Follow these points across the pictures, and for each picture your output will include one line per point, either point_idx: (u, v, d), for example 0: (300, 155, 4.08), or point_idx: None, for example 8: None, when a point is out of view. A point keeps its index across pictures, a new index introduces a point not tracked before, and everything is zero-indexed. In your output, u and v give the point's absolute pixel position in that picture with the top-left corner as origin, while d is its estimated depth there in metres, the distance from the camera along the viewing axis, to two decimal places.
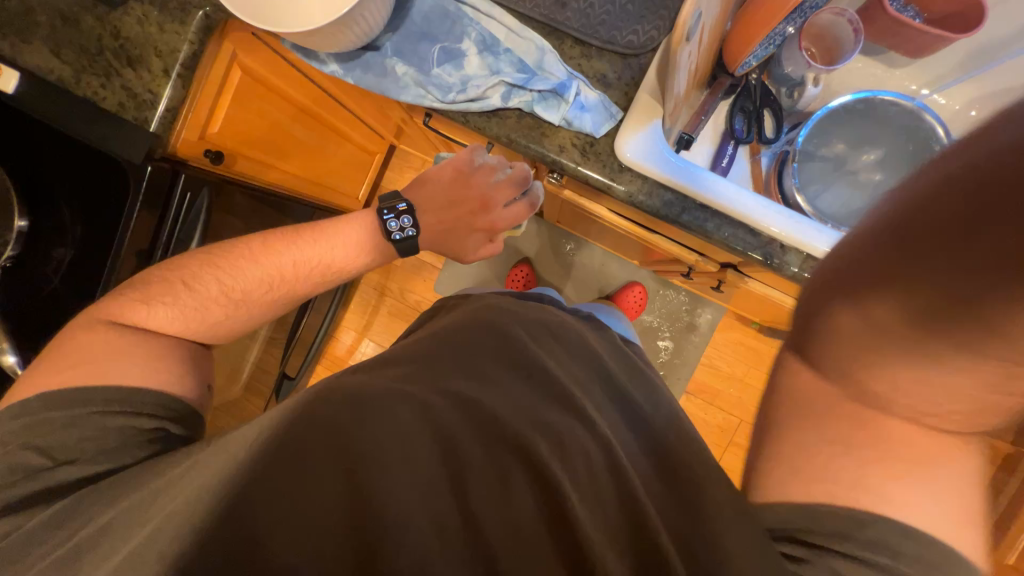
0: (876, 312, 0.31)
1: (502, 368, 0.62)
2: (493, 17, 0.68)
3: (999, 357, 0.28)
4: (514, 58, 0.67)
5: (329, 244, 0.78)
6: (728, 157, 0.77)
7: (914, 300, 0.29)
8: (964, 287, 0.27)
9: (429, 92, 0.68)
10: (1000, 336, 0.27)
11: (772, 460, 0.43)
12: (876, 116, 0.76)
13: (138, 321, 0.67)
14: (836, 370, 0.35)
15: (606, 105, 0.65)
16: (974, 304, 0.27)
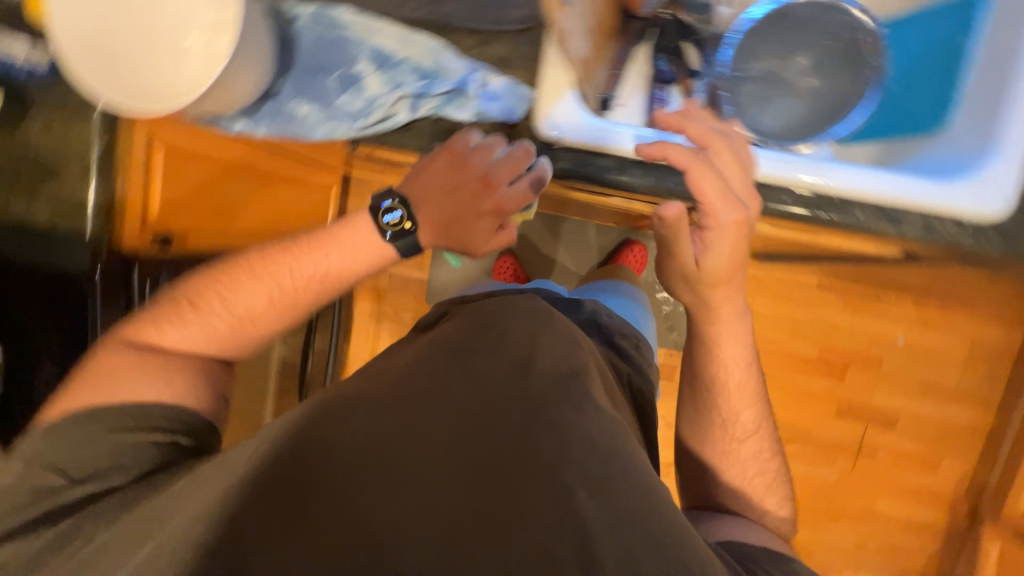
0: (694, 384, 0.78)
1: (500, 363, 0.59)
2: (380, 31, 0.65)
3: (722, 408, 0.75)
4: (411, 66, 0.64)
5: (321, 249, 0.70)
6: (660, 100, 0.76)
7: (692, 383, 0.78)
8: (694, 374, 0.78)
9: (339, 124, 0.67)
10: (720, 399, 0.75)
11: (720, 522, 0.70)
12: (796, 20, 0.72)
13: (153, 340, 0.69)
14: (726, 442, 0.75)
15: (515, 86, 0.64)
16: (708, 390, 0.76)
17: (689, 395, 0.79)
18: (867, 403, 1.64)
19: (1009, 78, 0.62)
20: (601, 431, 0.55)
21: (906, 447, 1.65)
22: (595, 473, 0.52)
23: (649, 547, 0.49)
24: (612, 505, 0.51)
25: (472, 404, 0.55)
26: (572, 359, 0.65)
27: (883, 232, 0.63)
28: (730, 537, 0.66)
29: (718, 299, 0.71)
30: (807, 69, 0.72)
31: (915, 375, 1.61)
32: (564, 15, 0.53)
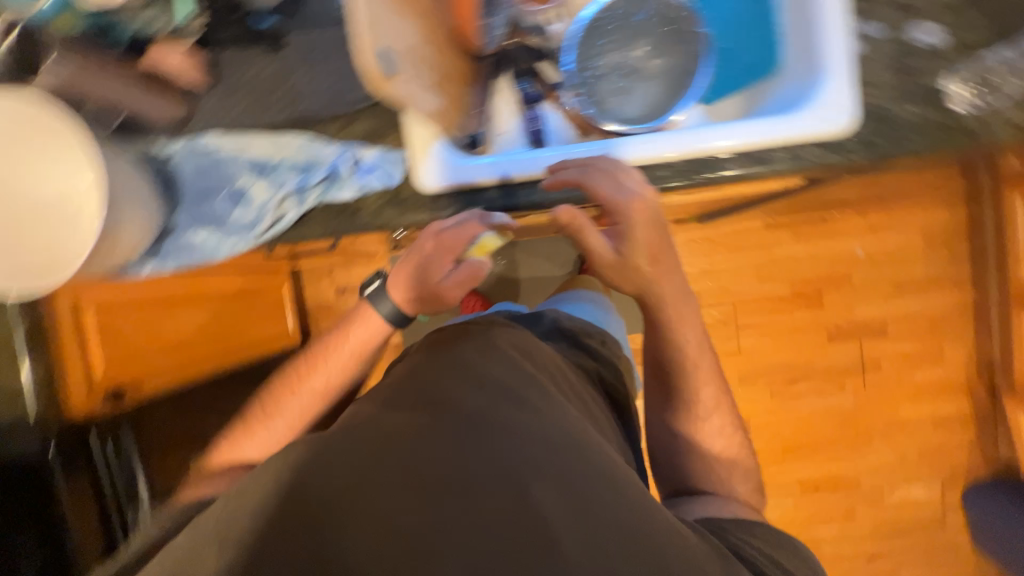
0: (662, 357, 0.82)
1: (459, 386, 0.59)
2: (248, 142, 0.67)
3: (687, 383, 0.81)
4: (287, 165, 0.67)
5: (349, 336, 0.85)
6: (531, 120, 0.83)
7: (657, 362, 0.83)
8: (658, 351, 0.83)
9: (237, 238, 0.69)
10: (682, 374, 0.81)
11: (698, 501, 0.77)
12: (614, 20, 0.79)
13: (229, 453, 0.83)
14: (696, 413, 0.81)
15: (387, 154, 0.67)
16: (668, 365, 0.82)
17: (652, 374, 0.85)
18: (853, 318, 1.66)
19: (814, 15, 0.65)
20: (557, 435, 0.56)
21: (904, 347, 1.66)
22: (551, 474, 0.51)
23: (617, 539, 0.49)
24: (573, 501, 0.50)
25: (431, 435, 0.51)
26: (509, 360, 0.65)
27: (753, 172, 0.67)
28: (708, 515, 0.73)
29: (652, 272, 0.75)
30: (649, 55, 0.79)
31: (886, 277, 1.64)
32: (408, 85, 0.56)
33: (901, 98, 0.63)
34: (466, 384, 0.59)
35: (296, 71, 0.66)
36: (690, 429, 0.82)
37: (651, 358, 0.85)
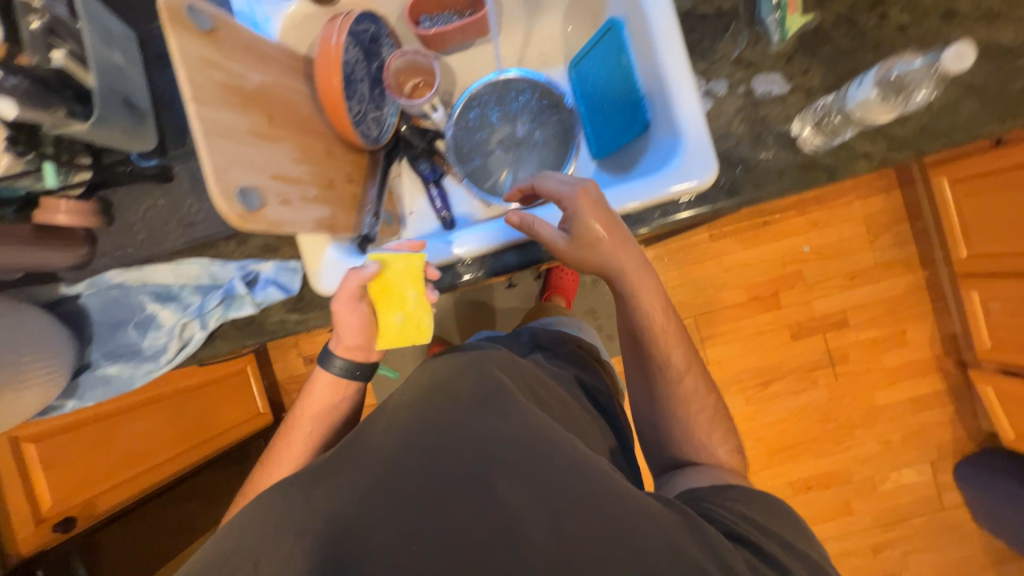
0: (636, 335, 0.72)
1: (425, 402, 0.53)
2: (150, 273, 0.70)
3: (666, 358, 0.71)
4: (192, 288, 0.70)
5: (313, 400, 0.71)
6: (437, 197, 0.85)
7: (631, 342, 0.73)
8: (627, 334, 0.73)
9: (148, 366, 0.70)
10: (655, 352, 0.71)
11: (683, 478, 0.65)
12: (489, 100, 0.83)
13: None
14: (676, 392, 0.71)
15: (284, 264, 0.70)
16: (643, 341, 0.71)
17: (632, 354, 0.74)
18: (812, 313, 1.68)
19: (662, 72, 0.68)
20: (522, 431, 0.49)
21: (870, 332, 1.67)
22: (512, 472, 0.46)
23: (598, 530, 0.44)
24: (540, 498, 0.45)
25: (379, 462, 0.48)
26: (473, 361, 0.59)
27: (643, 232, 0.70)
28: (689, 487, 0.62)
29: (609, 248, 0.65)
30: (530, 127, 0.83)
31: (837, 269, 1.66)
32: (279, 210, 0.60)
33: (757, 144, 0.67)
34: (425, 393, 0.54)
35: (186, 198, 0.69)
36: (674, 404, 0.71)
37: (626, 335, 0.74)
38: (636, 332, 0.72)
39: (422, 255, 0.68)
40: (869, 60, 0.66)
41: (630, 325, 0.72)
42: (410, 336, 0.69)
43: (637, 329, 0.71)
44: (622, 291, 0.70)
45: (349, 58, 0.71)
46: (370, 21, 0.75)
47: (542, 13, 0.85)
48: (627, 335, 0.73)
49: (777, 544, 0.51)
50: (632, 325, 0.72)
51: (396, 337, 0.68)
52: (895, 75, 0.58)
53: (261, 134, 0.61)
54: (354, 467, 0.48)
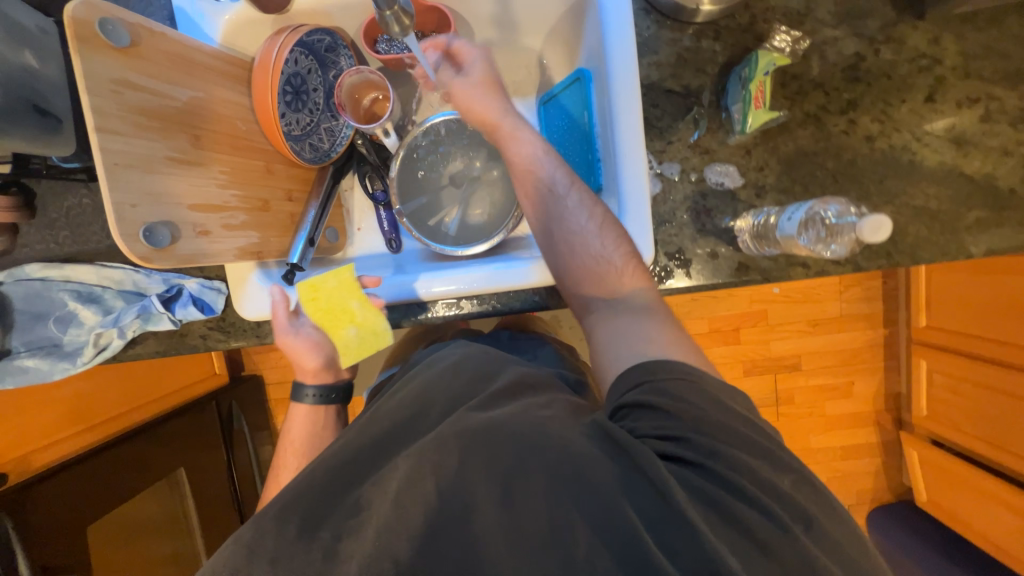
0: (530, 197, 0.61)
1: (438, 411, 0.50)
2: (70, 274, 0.68)
3: (573, 224, 0.58)
4: (114, 293, 0.70)
5: (292, 437, 0.72)
6: (386, 221, 0.82)
7: (532, 213, 0.62)
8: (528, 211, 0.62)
9: (66, 364, 0.70)
10: (552, 226, 0.59)
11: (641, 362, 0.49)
12: (449, 134, 0.78)
13: None
14: (594, 281, 0.57)
15: (209, 283, 0.70)
16: (547, 210, 0.60)
17: (532, 212, 0.62)
18: (769, 354, 1.60)
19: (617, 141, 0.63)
20: (522, 423, 0.44)
21: (820, 379, 1.61)
22: (489, 477, 0.41)
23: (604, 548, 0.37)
24: (512, 521, 0.39)
25: (381, 479, 0.44)
26: (487, 367, 0.54)
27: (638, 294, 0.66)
28: (629, 363, 0.49)
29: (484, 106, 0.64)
30: (485, 167, 0.79)
31: (802, 314, 1.57)
32: (196, 242, 0.59)
33: (697, 237, 0.65)
34: (414, 395, 0.52)
35: None
36: (587, 262, 0.57)
37: (528, 203, 0.62)
38: (529, 196, 0.61)
39: (348, 266, 0.68)
40: (828, 167, 0.64)
41: (525, 188, 0.62)
42: (371, 344, 0.69)
43: (529, 190, 0.61)
44: (515, 159, 0.62)
45: (299, 69, 0.69)
46: (325, 32, 0.70)
47: (515, 42, 0.79)
48: (539, 218, 0.61)
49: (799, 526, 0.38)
50: (524, 188, 0.62)
51: (359, 347, 0.69)
52: (828, 216, 0.56)
53: (184, 159, 0.58)
54: (324, 509, 0.44)
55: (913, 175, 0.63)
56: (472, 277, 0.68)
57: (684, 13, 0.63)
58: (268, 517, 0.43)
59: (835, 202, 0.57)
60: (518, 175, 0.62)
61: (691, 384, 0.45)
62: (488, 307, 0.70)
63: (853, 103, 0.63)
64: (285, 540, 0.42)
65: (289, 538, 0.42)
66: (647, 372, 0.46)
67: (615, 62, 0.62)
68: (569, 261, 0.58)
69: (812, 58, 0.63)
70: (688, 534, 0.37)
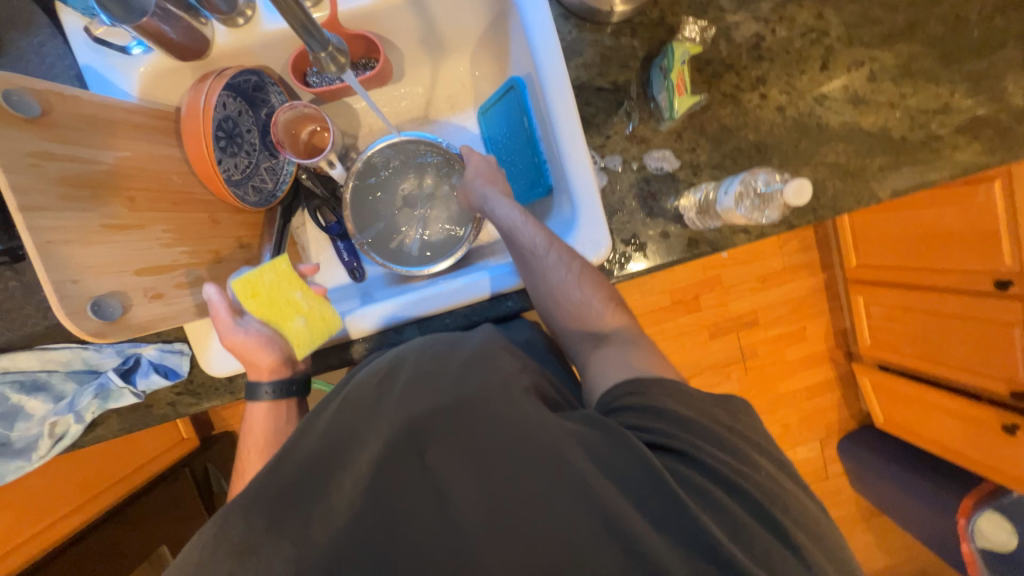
0: (521, 260, 0.61)
1: (407, 390, 0.51)
2: (8, 365, 0.63)
3: (564, 279, 0.57)
4: (65, 376, 0.65)
5: (256, 436, 0.63)
6: (344, 250, 0.81)
7: (524, 271, 0.61)
8: (520, 269, 0.62)
9: (23, 460, 0.65)
10: (541, 281, 0.59)
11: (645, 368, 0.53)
12: (394, 158, 0.78)
13: None
14: (593, 323, 0.58)
15: (169, 347, 0.67)
16: (536, 270, 0.59)
17: (522, 269, 0.61)
18: (728, 314, 1.70)
19: (562, 148, 0.66)
20: (498, 404, 0.48)
21: (777, 328, 1.72)
22: (471, 462, 0.44)
23: (573, 503, 0.41)
24: (500, 499, 0.42)
25: (352, 471, 0.45)
26: (448, 353, 0.56)
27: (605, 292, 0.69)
28: (617, 377, 0.51)
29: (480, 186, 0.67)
30: (437, 183, 0.80)
31: (751, 271, 1.68)
32: (147, 308, 0.56)
33: (647, 221, 0.69)
34: (376, 384, 0.53)
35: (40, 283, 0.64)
36: (581, 313, 0.58)
37: (518, 262, 0.61)
38: (520, 259, 0.61)
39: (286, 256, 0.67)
40: (751, 139, 0.70)
41: (515, 252, 0.61)
42: (323, 328, 0.67)
43: (518, 253, 0.61)
44: (502, 225, 0.62)
45: (229, 113, 0.67)
46: (251, 71, 0.68)
47: (445, 58, 0.81)
48: (531, 274, 0.60)
49: (766, 473, 0.44)
50: (513, 250, 0.61)
51: (312, 335, 0.66)
52: (757, 186, 0.64)
53: (121, 224, 0.55)
54: (301, 498, 0.44)
55: (823, 136, 0.70)
56: (444, 295, 0.68)
57: (600, 15, 0.67)
58: (239, 511, 0.43)
59: (762, 174, 0.65)
60: (508, 241, 0.62)
61: (678, 392, 0.47)
62: (464, 320, 0.71)
63: (762, 79, 0.69)
64: (256, 536, 0.42)
65: (259, 531, 0.42)
66: (641, 380, 0.48)
67: (547, 71, 0.64)
68: (565, 312, 0.59)
69: (721, 43, 0.69)
70: (649, 478, 0.41)
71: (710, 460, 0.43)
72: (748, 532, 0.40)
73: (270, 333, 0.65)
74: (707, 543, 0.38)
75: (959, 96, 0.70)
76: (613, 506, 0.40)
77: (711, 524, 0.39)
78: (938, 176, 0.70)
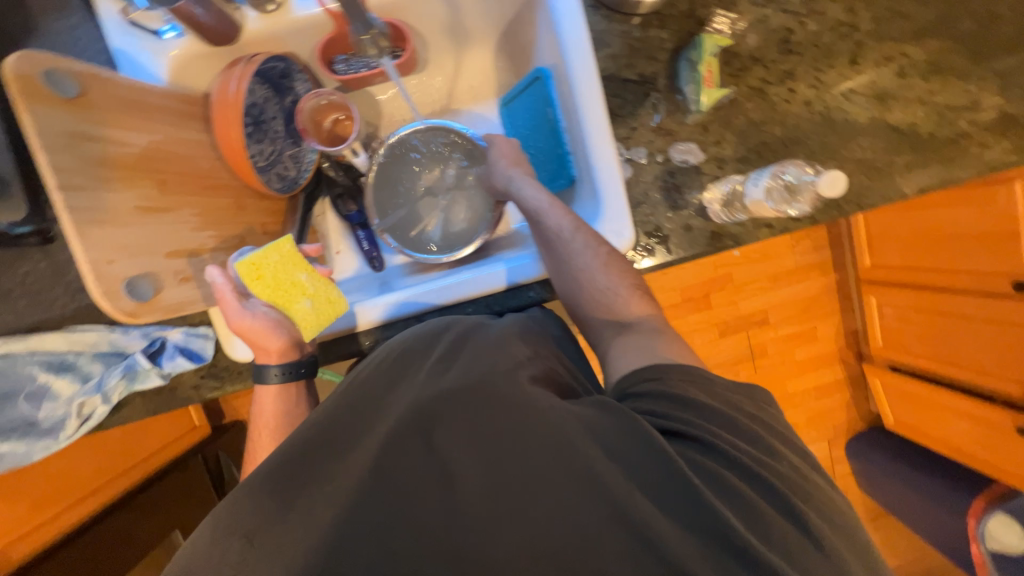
0: (545, 243, 0.61)
1: (425, 372, 0.50)
2: (37, 345, 0.63)
3: (588, 264, 0.58)
4: (92, 357, 0.66)
5: (266, 418, 0.63)
6: (365, 239, 0.81)
7: (547, 256, 0.61)
8: (543, 254, 0.62)
9: (49, 440, 0.65)
10: (565, 266, 0.59)
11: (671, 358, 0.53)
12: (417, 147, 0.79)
13: None
14: (614, 311, 0.57)
15: (194, 331, 0.67)
16: (560, 254, 0.60)
17: (545, 253, 0.61)
18: (739, 313, 1.69)
19: (588, 136, 0.66)
20: (510, 389, 0.46)
21: (787, 328, 1.71)
22: (478, 446, 0.43)
23: (581, 490, 0.39)
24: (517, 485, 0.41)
25: (363, 453, 0.44)
26: (459, 340, 0.55)
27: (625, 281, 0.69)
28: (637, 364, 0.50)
29: (504, 170, 0.67)
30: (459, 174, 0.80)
31: (763, 270, 1.68)
32: (176, 291, 0.57)
33: (670, 214, 0.69)
34: (388, 366, 0.53)
35: (69, 264, 0.65)
36: (602, 299, 0.58)
37: (542, 245, 0.61)
38: (545, 243, 0.61)
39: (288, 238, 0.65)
40: (776, 133, 0.69)
41: (539, 236, 0.61)
42: (330, 312, 0.65)
43: (543, 238, 0.61)
44: (526, 208, 0.62)
45: (257, 99, 0.67)
46: (278, 58, 0.68)
47: (470, 50, 0.81)
48: (554, 258, 0.60)
49: (794, 464, 0.43)
50: (537, 234, 0.61)
51: (319, 318, 0.65)
52: (786, 178, 0.66)
53: (152, 206, 0.55)
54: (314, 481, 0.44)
55: (850, 132, 0.70)
56: (465, 283, 0.68)
57: (628, 6, 0.66)
58: (251, 488, 0.43)
59: (790, 166, 0.67)
60: (532, 225, 0.62)
61: (701, 380, 0.47)
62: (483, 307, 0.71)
63: (790, 73, 0.69)
64: (264, 514, 0.42)
65: (266, 508, 0.42)
66: (665, 365, 0.48)
67: (575, 58, 0.64)
68: (587, 298, 0.58)
69: (749, 35, 0.69)
70: (661, 467, 0.40)
71: (730, 449, 0.41)
72: (777, 524, 0.38)
73: (275, 316, 0.63)
74: (722, 532, 0.37)
75: (988, 93, 0.69)
76: (623, 494, 0.39)
77: (729, 514, 0.38)
78: (963, 174, 0.69)
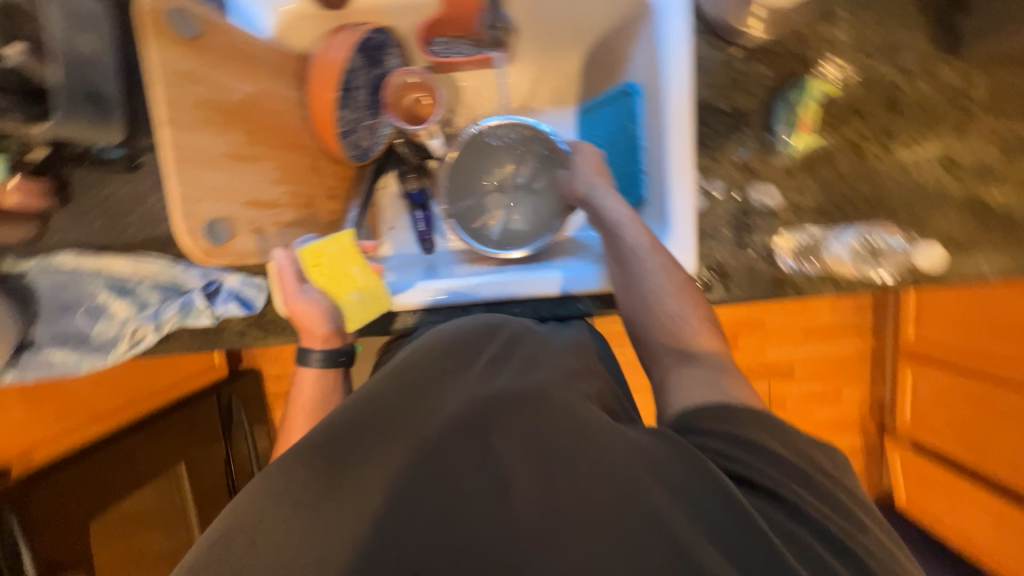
0: (618, 256, 0.61)
1: (480, 367, 0.51)
2: (105, 264, 0.66)
3: (658, 287, 0.57)
4: (150, 286, 0.67)
5: (303, 401, 0.62)
6: (421, 221, 0.80)
7: (617, 270, 0.61)
8: (612, 268, 0.62)
9: (94, 357, 0.67)
10: (633, 284, 0.59)
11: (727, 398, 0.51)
12: (496, 139, 0.78)
13: None
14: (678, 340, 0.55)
15: (250, 280, 0.69)
16: (631, 271, 0.59)
17: (615, 266, 0.61)
18: (765, 361, 1.65)
19: (676, 159, 0.65)
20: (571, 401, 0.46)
21: (813, 386, 1.67)
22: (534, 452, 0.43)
23: (637, 519, 0.39)
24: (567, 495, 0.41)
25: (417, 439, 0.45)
26: (515, 342, 0.55)
27: None
28: (696, 398, 0.49)
29: (586, 177, 0.67)
30: (530, 173, 0.79)
31: (799, 322, 1.63)
32: (249, 239, 0.59)
33: (739, 252, 0.67)
34: (441, 350, 0.52)
35: (152, 193, 0.67)
36: (667, 325, 0.56)
37: (614, 258, 0.61)
38: (618, 256, 0.61)
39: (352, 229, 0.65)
40: (864, 191, 0.67)
41: (614, 247, 0.61)
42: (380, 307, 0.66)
43: (617, 250, 0.61)
44: (606, 217, 0.62)
45: (352, 66, 0.68)
46: (377, 30, 0.70)
47: (559, 54, 0.81)
48: (624, 273, 0.60)
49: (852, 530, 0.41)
50: (612, 246, 0.61)
51: (367, 312, 0.65)
52: (872, 241, 0.66)
53: (241, 154, 0.56)
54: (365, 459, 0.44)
55: (942, 201, 0.67)
56: (523, 283, 0.68)
57: (736, 36, 0.65)
58: (305, 457, 0.44)
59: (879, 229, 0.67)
60: (608, 236, 0.62)
61: (769, 428, 0.45)
62: (533, 312, 0.70)
63: (888, 131, 0.67)
64: (314, 483, 0.43)
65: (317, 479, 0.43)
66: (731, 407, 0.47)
67: (678, 77, 0.63)
68: (650, 321, 0.57)
69: (854, 85, 0.66)
70: (731, 513, 0.39)
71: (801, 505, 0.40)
72: None
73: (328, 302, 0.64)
74: None
75: None
76: (689, 535, 0.38)
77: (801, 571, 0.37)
78: None
